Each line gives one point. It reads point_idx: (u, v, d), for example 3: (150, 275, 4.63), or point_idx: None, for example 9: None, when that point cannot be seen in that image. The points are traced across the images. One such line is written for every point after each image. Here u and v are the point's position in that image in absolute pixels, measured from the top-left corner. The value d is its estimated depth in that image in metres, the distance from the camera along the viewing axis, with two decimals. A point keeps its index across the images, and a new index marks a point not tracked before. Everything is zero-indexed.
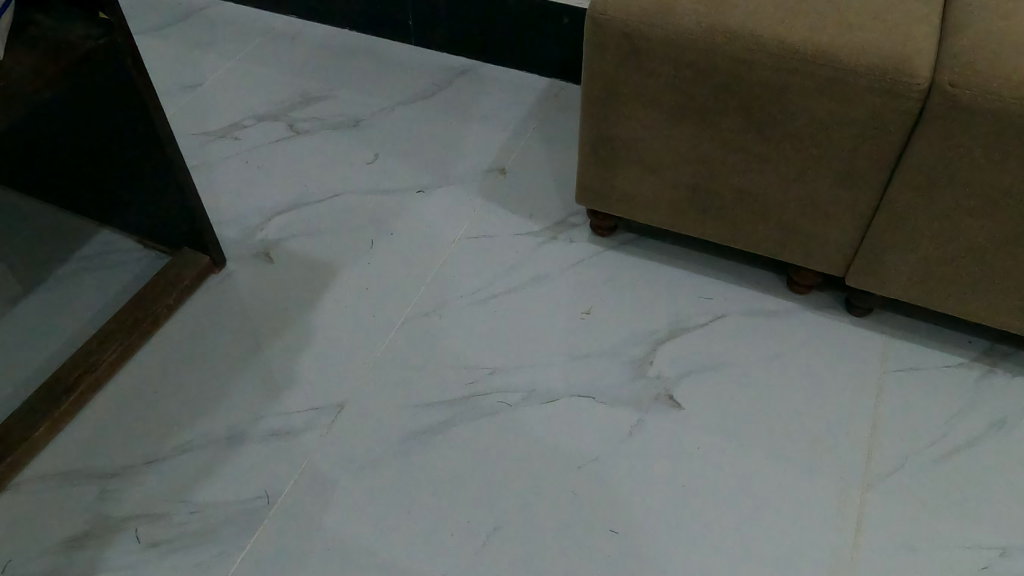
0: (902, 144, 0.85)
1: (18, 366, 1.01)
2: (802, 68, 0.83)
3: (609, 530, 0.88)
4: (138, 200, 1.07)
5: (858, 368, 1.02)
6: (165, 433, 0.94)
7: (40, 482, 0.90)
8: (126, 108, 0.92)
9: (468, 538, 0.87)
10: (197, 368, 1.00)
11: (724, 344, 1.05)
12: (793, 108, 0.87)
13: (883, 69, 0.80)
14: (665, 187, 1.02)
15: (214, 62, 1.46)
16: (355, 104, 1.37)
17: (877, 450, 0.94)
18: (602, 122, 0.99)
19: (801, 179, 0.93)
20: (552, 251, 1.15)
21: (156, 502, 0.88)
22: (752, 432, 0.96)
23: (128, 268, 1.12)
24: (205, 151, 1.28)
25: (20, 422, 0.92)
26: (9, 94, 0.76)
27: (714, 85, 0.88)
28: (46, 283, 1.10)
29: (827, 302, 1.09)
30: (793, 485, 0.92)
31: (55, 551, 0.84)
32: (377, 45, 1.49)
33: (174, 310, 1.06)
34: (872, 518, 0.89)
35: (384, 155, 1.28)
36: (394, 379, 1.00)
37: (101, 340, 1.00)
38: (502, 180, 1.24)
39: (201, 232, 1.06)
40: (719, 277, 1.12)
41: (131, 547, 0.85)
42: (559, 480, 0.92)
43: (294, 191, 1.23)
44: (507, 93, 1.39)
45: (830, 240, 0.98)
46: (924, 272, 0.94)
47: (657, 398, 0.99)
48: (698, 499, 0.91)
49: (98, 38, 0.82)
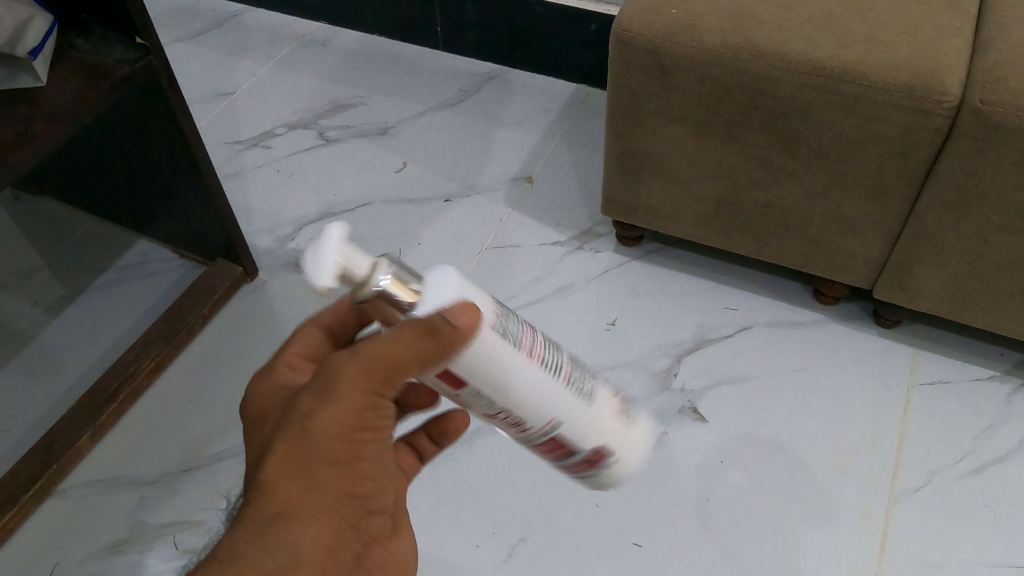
0: (931, 160, 0.84)
1: (61, 374, 1.04)
2: (828, 84, 0.82)
3: (632, 544, 0.89)
4: (174, 212, 1.10)
5: (886, 381, 1.01)
6: (201, 442, 0.97)
7: (83, 488, 0.93)
8: (162, 126, 0.94)
9: (493, 551, 0.89)
10: (230, 377, 1.03)
11: (751, 356, 1.05)
12: (819, 124, 0.86)
13: (911, 87, 0.79)
14: (691, 200, 1.02)
15: (246, 69, 1.48)
16: (384, 111, 1.38)
17: (904, 465, 0.94)
18: (628, 137, 0.99)
19: (828, 194, 0.92)
20: (578, 260, 1.16)
21: (194, 510, 0.91)
22: (777, 446, 0.96)
23: (165, 278, 1.15)
24: (238, 159, 1.31)
25: (64, 430, 0.96)
26: (52, 119, 0.78)
27: (738, 101, 0.88)
28: (86, 292, 1.13)
29: (854, 313, 1.09)
30: (818, 500, 0.92)
31: (98, 556, 0.88)
32: (406, 51, 1.50)
33: (209, 319, 1.09)
34: (897, 534, 0.89)
35: (413, 164, 1.30)
36: None
37: (140, 350, 1.03)
38: (528, 188, 1.25)
39: (234, 244, 1.09)
40: (744, 287, 1.12)
41: (169, 553, 0.88)
42: (584, 492, 0.93)
43: (324, 200, 1.25)
44: (534, 100, 1.40)
45: (858, 253, 0.97)
46: (953, 286, 0.94)
47: (682, 410, 0.99)
48: (722, 513, 0.91)
49: (135, 62, 0.83)
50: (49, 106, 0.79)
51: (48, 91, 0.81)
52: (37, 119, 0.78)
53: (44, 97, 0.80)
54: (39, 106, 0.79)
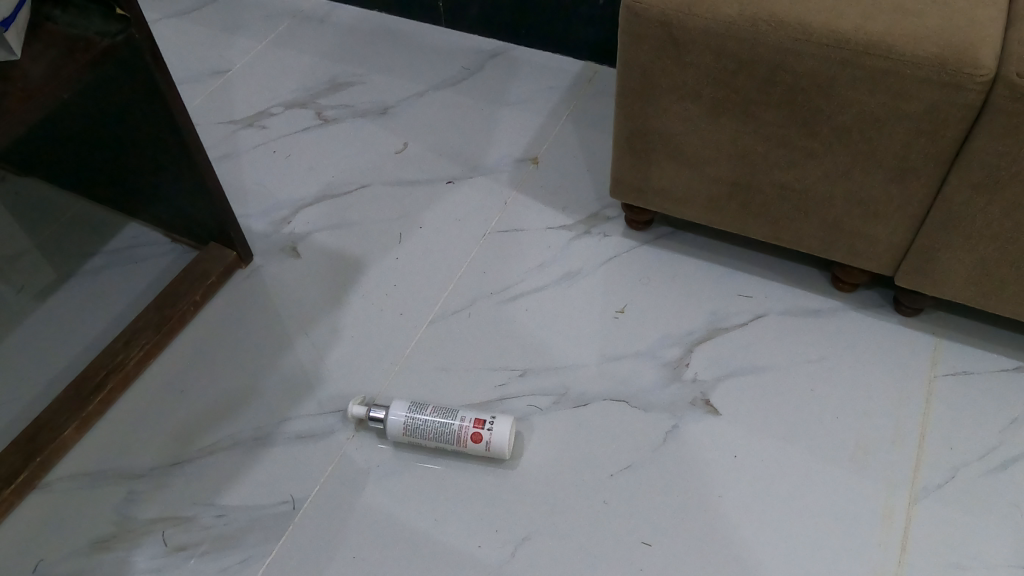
0: (961, 139, 0.79)
1: (46, 363, 1.00)
2: (852, 59, 0.77)
3: (641, 542, 0.85)
4: (165, 195, 1.06)
5: (907, 372, 0.97)
6: (191, 434, 0.93)
7: (69, 481, 0.90)
8: (148, 103, 0.90)
9: (496, 549, 0.84)
10: (222, 367, 0.99)
11: (765, 345, 1.00)
12: (842, 100, 0.81)
13: (943, 60, 0.74)
14: (704, 182, 0.98)
15: (242, 47, 1.43)
16: (384, 90, 1.33)
17: (926, 460, 0.90)
18: (639, 115, 0.94)
19: (849, 175, 0.88)
20: (585, 245, 1.11)
21: (184, 504, 0.88)
22: (793, 437, 0.92)
23: (156, 262, 1.11)
24: (232, 140, 1.27)
25: (49, 422, 0.92)
26: (26, 96, 0.73)
27: (757, 77, 0.83)
28: (75, 277, 1.09)
29: (874, 301, 1.04)
30: (835, 496, 0.88)
31: (84, 552, 0.84)
32: (407, 28, 1.45)
33: (202, 306, 1.05)
34: (919, 533, 0.85)
35: (414, 145, 1.25)
36: (420, 381, 0.97)
37: (129, 338, 0.99)
38: (534, 170, 1.20)
39: (227, 227, 1.04)
40: (758, 274, 1.08)
41: (159, 550, 0.84)
42: (592, 487, 0.89)
43: (321, 182, 1.20)
44: (539, 78, 1.35)
45: (880, 239, 0.92)
46: (980, 273, 0.89)
47: (694, 403, 0.95)
48: (735, 510, 0.87)
49: (116, 35, 0.79)
50: (23, 80, 0.75)
51: (23, 65, 0.76)
52: (10, 95, 0.74)
53: (19, 72, 0.76)
54: (13, 82, 0.75)
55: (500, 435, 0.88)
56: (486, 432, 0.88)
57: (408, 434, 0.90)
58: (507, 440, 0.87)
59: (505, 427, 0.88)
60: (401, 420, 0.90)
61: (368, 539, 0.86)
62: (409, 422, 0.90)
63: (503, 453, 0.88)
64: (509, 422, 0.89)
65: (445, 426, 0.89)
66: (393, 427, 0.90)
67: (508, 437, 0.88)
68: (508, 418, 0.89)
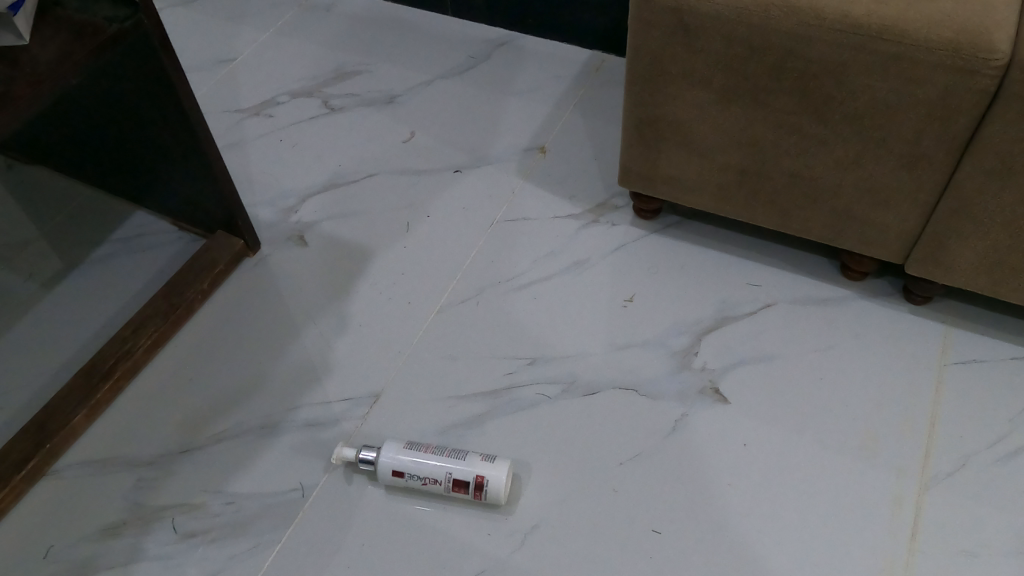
0: (974, 125, 0.78)
1: (54, 351, 1.00)
2: (864, 44, 0.77)
3: (651, 530, 0.85)
4: (172, 183, 1.06)
5: (916, 360, 0.97)
6: (199, 422, 0.93)
7: (79, 468, 0.90)
8: (156, 90, 0.90)
9: (506, 538, 0.84)
10: (230, 356, 0.99)
11: (774, 334, 1.00)
12: (854, 86, 0.80)
13: (956, 45, 0.74)
14: (713, 170, 0.97)
15: (248, 36, 1.43)
16: (391, 79, 1.33)
17: (936, 449, 0.89)
18: (648, 103, 0.94)
19: (860, 162, 0.87)
20: (593, 234, 1.11)
21: (193, 492, 0.88)
22: (803, 426, 0.92)
23: (163, 251, 1.11)
24: (238, 129, 1.26)
25: (58, 409, 0.92)
26: (34, 80, 0.73)
27: (768, 62, 0.83)
28: (83, 265, 1.09)
29: (883, 289, 1.04)
30: (845, 485, 0.87)
31: (94, 539, 0.84)
32: (413, 17, 1.45)
33: (209, 295, 1.05)
34: (929, 522, 0.84)
35: (421, 134, 1.24)
36: (429, 370, 0.97)
37: (137, 326, 0.99)
38: (542, 159, 1.20)
39: (234, 216, 1.04)
40: (767, 263, 1.07)
41: (169, 537, 0.84)
42: (601, 476, 0.89)
43: (328, 171, 1.20)
44: (546, 67, 1.34)
45: (890, 227, 0.92)
46: (991, 261, 0.88)
47: (703, 391, 0.95)
48: (745, 498, 0.87)
49: (124, 20, 0.79)
50: (31, 65, 0.75)
51: (31, 49, 0.76)
52: (18, 79, 0.73)
53: (27, 56, 0.75)
54: (21, 66, 0.75)
55: (495, 484, 0.84)
56: (481, 481, 0.84)
57: (399, 478, 0.86)
58: (502, 490, 0.83)
59: (501, 475, 0.84)
60: (392, 463, 0.86)
61: (377, 527, 0.85)
62: (400, 465, 0.86)
63: (498, 501, 0.84)
64: (506, 470, 0.84)
65: (437, 471, 0.85)
66: (383, 470, 0.86)
67: (504, 486, 0.84)
68: (505, 465, 0.84)
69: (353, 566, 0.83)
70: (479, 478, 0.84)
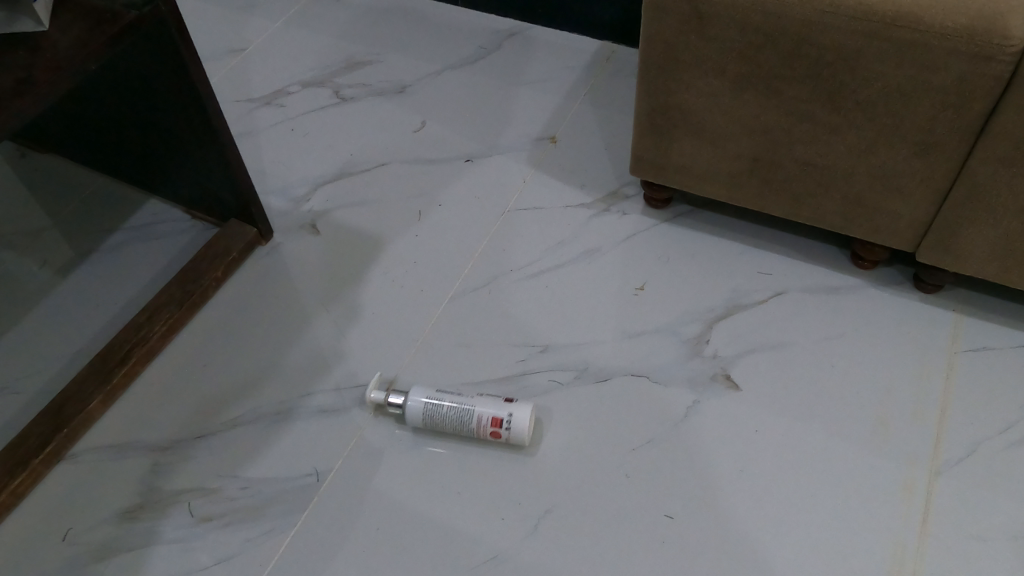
0: (988, 112, 0.78)
1: (70, 337, 1.01)
2: (878, 31, 0.77)
3: (664, 515, 0.85)
4: (186, 171, 1.06)
5: (927, 348, 0.97)
6: (214, 408, 0.94)
7: (96, 452, 0.90)
8: (171, 77, 0.90)
9: (519, 522, 0.85)
10: (244, 342, 1.00)
11: (785, 322, 1.00)
12: (868, 74, 0.81)
13: (971, 31, 0.74)
14: (725, 159, 0.98)
15: (258, 26, 1.43)
16: (402, 69, 1.33)
17: (947, 435, 0.90)
18: (662, 91, 0.94)
19: (873, 150, 0.87)
20: (604, 223, 1.11)
21: (209, 476, 0.88)
22: (814, 413, 0.92)
23: (177, 239, 1.11)
24: (250, 118, 1.27)
25: (75, 394, 0.93)
26: (55, 66, 0.74)
27: (782, 50, 0.83)
28: (97, 253, 1.10)
29: (894, 278, 1.04)
30: (856, 471, 0.88)
31: (111, 522, 0.85)
32: (423, 7, 1.45)
33: (223, 282, 1.06)
34: (940, 508, 0.85)
35: (432, 123, 1.25)
36: (442, 357, 0.98)
37: (152, 313, 1.00)
38: (553, 149, 1.20)
39: (248, 204, 1.05)
40: (778, 252, 1.08)
41: (185, 521, 0.85)
42: (614, 461, 0.89)
43: (340, 160, 1.20)
44: (556, 58, 1.35)
45: (902, 215, 0.92)
46: (1003, 248, 0.89)
47: (715, 378, 0.95)
48: (757, 484, 0.87)
49: (142, 6, 0.79)
50: (51, 51, 0.75)
51: (51, 36, 0.77)
52: (39, 65, 0.74)
53: (47, 42, 0.76)
54: (41, 52, 0.75)
55: (520, 421, 0.88)
56: (506, 421, 0.88)
57: (427, 418, 0.90)
58: (526, 426, 0.87)
59: (525, 415, 0.88)
60: (421, 405, 0.90)
61: (392, 511, 0.86)
62: (428, 408, 0.89)
63: (522, 442, 0.88)
64: (529, 411, 0.88)
65: (463, 412, 0.89)
66: (412, 413, 0.90)
67: (527, 426, 0.88)
68: (527, 406, 0.88)
69: (368, 550, 0.83)
70: (503, 417, 0.88)
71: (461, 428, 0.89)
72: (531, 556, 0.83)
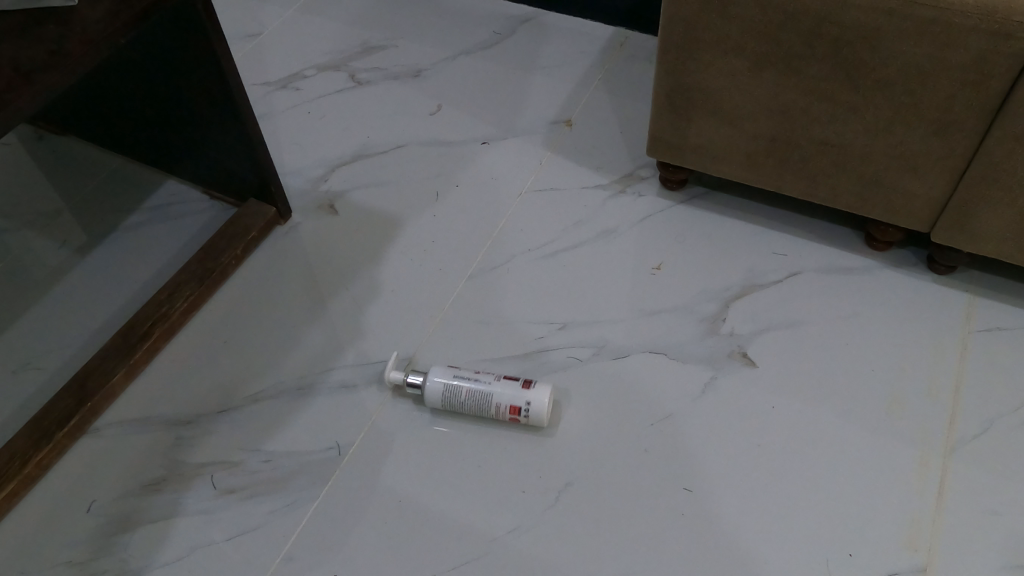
0: (1007, 90, 0.79)
1: (92, 313, 1.02)
2: (900, 9, 0.78)
3: (682, 488, 0.86)
4: (206, 150, 1.07)
5: (941, 328, 0.98)
6: (235, 384, 0.95)
7: (119, 426, 0.91)
8: (196, 54, 0.91)
9: (539, 495, 0.86)
10: (263, 319, 1.01)
11: (800, 301, 1.01)
12: (888, 52, 0.82)
13: (992, 9, 0.75)
14: (743, 139, 0.99)
15: (274, 11, 1.44)
16: (417, 54, 1.34)
17: (962, 412, 0.91)
18: (681, 70, 0.95)
19: (891, 128, 0.88)
20: (620, 205, 1.12)
21: (231, 450, 0.89)
22: (830, 390, 0.93)
23: (196, 218, 1.12)
24: (267, 101, 1.27)
25: (98, 369, 0.93)
26: (86, 39, 0.75)
27: (802, 29, 0.84)
28: (116, 232, 1.11)
29: (907, 259, 1.05)
30: (871, 446, 0.89)
31: (135, 495, 0.86)
32: None
33: (242, 260, 1.06)
34: (953, 482, 0.86)
35: (447, 107, 1.25)
36: (461, 334, 0.99)
37: (173, 289, 1.00)
38: (568, 132, 1.21)
39: (267, 183, 1.06)
40: (792, 233, 1.09)
41: (207, 494, 0.86)
42: (633, 436, 0.90)
43: (356, 142, 1.21)
44: (571, 43, 1.35)
45: (918, 194, 0.93)
46: (1018, 227, 0.90)
47: (731, 355, 0.96)
48: (774, 458, 0.88)
49: None
50: (81, 25, 0.76)
51: (81, 10, 0.77)
52: (70, 39, 0.74)
53: (77, 16, 0.77)
54: (71, 25, 0.76)
55: (538, 405, 0.88)
56: (524, 407, 0.88)
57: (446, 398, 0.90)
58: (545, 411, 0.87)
59: (543, 399, 0.88)
60: (440, 386, 0.90)
61: (413, 484, 0.87)
62: (447, 389, 0.90)
63: (540, 424, 0.89)
64: (546, 396, 0.88)
65: (482, 395, 0.89)
66: (431, 393, 0.90)
67: (546, 409, 0.88)
68: (546, 388, 0.89)
69: (388, 522, 0.84)
70: (521, 401, 0.88)
71: (479, 409, 0.90)
72: (550, 528, 0.83)
